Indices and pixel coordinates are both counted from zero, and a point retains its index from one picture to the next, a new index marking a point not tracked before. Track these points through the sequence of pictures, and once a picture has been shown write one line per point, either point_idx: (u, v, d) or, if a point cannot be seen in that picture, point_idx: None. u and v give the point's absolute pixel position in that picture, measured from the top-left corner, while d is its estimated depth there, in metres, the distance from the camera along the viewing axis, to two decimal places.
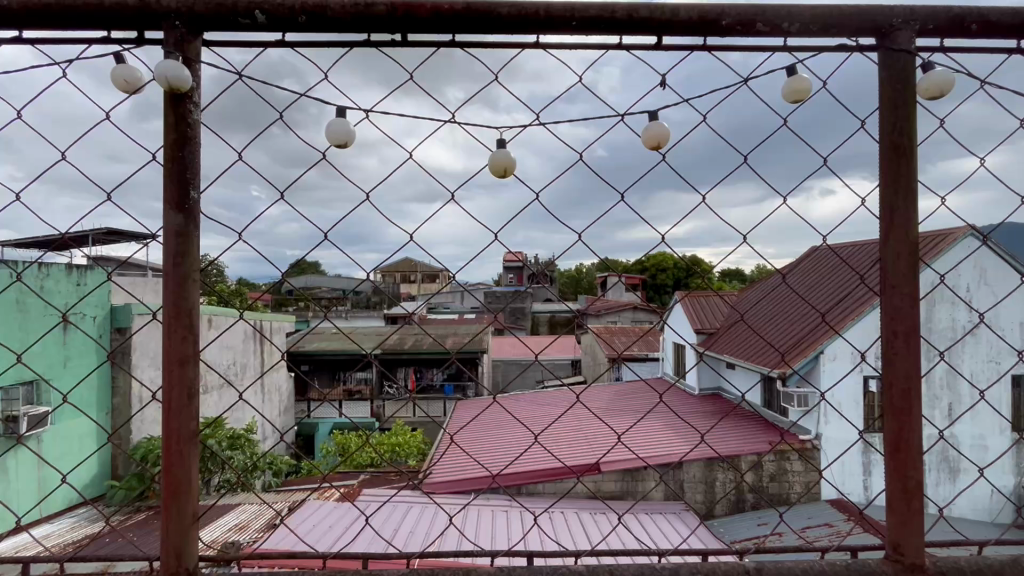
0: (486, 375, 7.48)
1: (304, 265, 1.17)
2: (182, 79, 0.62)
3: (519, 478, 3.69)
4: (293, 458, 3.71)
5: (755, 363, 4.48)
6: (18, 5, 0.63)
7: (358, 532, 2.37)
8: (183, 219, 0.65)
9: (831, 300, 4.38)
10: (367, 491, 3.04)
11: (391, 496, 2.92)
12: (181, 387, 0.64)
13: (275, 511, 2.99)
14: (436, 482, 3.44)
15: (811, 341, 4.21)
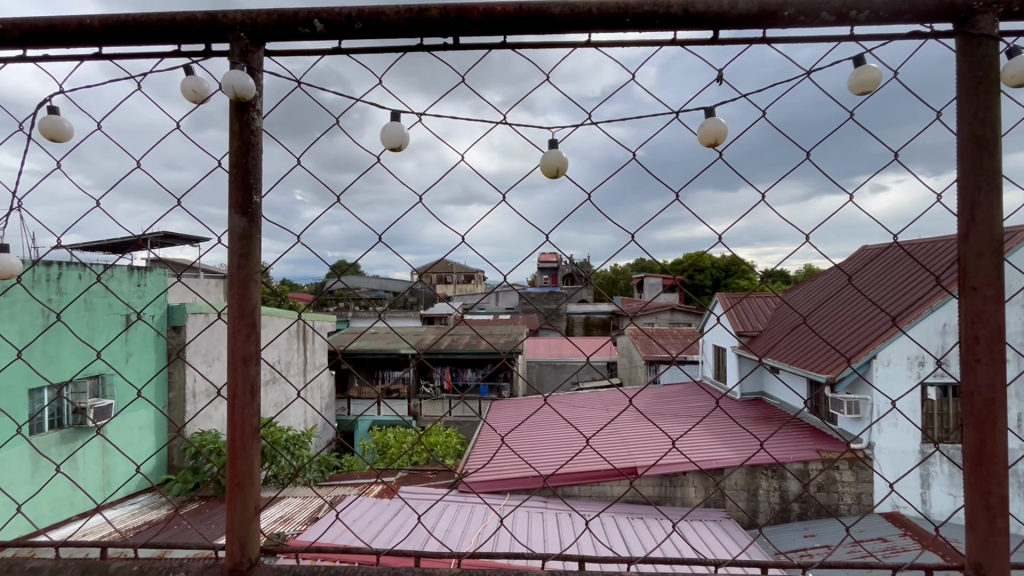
0: (521, 376, 7.47)
1: (345, 265, 1.18)
2: (246, 87, 0.64)
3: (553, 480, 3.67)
4: (335, 455, 3.81)
5: (803, 366, 4.33)
6: (98, 23, 0.67)
7: (396, 527, 2.41)
8: (246, 223, 0.67)
9: (893, 298, 4.25)
10: (408, 488, 3.10)
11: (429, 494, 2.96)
12: (244, 384, 0.66)
13: (319, 504, 3.10)
14: (484, 480, 3.47)
15: (874, 337, 4.06)
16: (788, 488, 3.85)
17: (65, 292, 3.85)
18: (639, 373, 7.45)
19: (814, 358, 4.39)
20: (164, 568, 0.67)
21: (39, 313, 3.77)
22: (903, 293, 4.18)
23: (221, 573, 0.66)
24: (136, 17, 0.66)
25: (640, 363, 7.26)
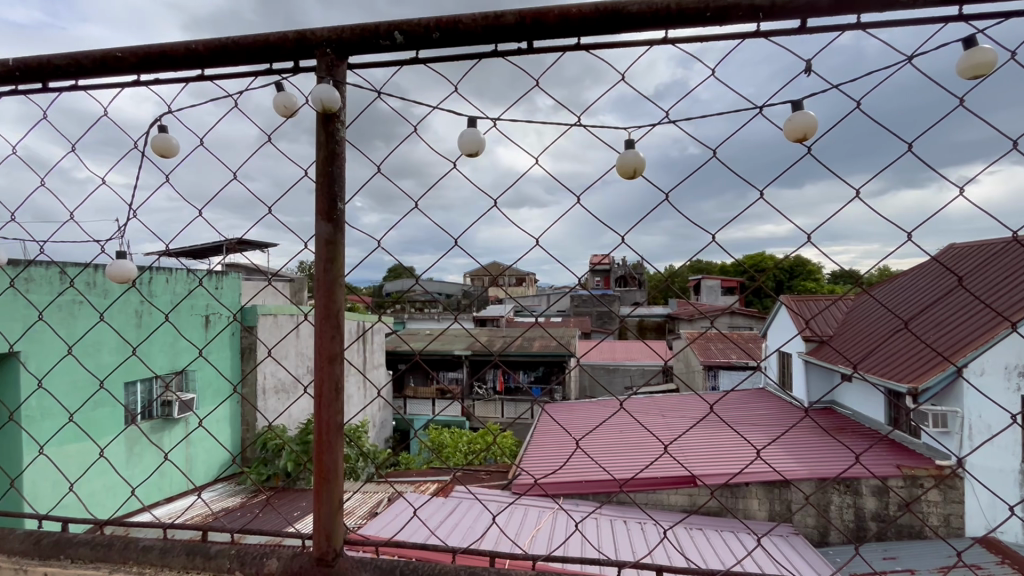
0: (573, 379, 7.42)
1: (401, 269, 1.22)
2: (332, 99, 0.67)
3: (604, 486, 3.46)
4: (395, 452, 3.97)
5: (896, 370, 3.95)
6: (202, 47, 0.73)
7: (450, 523, 2.48)
8: (331, 228, 0.70)
9: (998, 294, 3.86)
10: (464, 489, 3.18)
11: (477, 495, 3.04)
12: (329, 383, 0.69)
13: (379, 499, 3.23)
14: (554, 482, 3.46)
15: (978, 335, 3.68)
16: (864, 505, 3.59)
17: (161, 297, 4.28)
18: (697, 379, 7.20)
19: (903, 366, 3.99)
20: (256, 556, 0.71)
21: (141, 317, 4.23)
22: (1010, 288, 3.80)
23: (309, 562, 0.70)
24: (236, 39, 0.72)
25: (697, 368, 7.02)
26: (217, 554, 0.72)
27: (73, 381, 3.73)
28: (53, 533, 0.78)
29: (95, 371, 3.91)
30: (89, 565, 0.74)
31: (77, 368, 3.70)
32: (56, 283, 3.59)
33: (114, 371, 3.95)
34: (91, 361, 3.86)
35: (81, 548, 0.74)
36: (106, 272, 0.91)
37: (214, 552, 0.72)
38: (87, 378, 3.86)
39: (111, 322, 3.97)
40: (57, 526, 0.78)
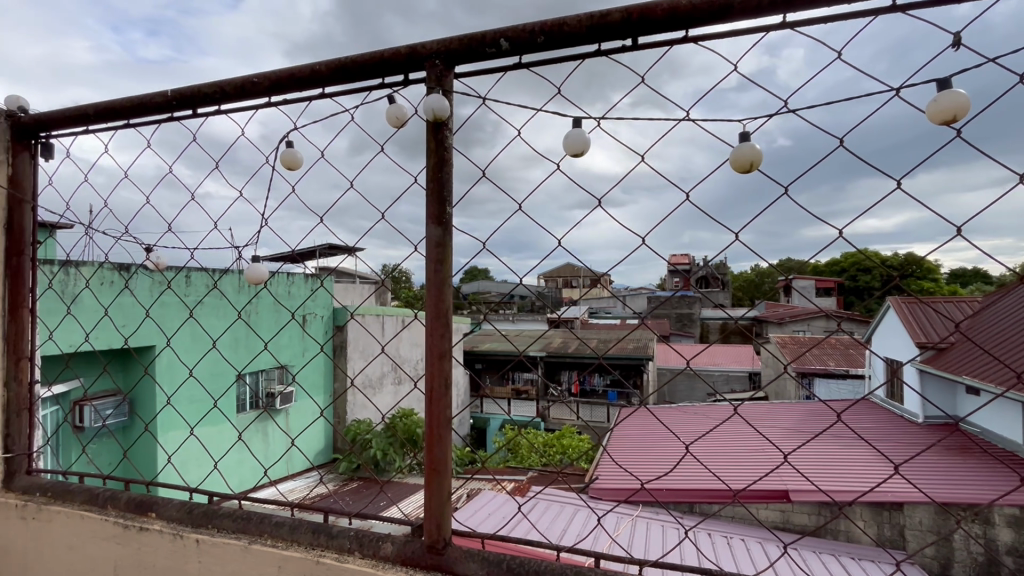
0: (651, 384, 7.18)
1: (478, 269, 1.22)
2: (443, 107, 0.70)
3: (686, 496, 3.26)
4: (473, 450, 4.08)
5: None
6: (325, 67, 0.79)
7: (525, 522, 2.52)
8: (441, 231, 0.73)
9: None
10: (539, 489, 3.22)
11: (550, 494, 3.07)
12: (440, 379, 0.72)
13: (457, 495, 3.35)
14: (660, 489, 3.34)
15: None
16: (997, 536, 3.14)
17: (275, 297, 4.80)
18: (789, 387, 6.68)
19: None
20: (373, 539, 0.76)
21: (267, 315, 4.81)
22: None
23: (421, 549, 0.73)
24: (354, 57, 0.77)
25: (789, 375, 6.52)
26: (338, 534, 0.77)
27: (212, 370, 4.37)
28: (202, 505, 0.88)
29: (230, 361, 4.55)
30: (233, 536, 0.83)
31: (216, 360, 4.32)
32: (199, 286, 4.20)
33: (244, 362, 4.55)
34: (227, 353, 4.50)
35: (226, 519, 0.84)
36: (244, 274, 1.02)
37: (335, 532, 0.78)
38: (222, 367, 4.50)
39: (243, 319, 4.57)
40: (206, 498, 0.88)
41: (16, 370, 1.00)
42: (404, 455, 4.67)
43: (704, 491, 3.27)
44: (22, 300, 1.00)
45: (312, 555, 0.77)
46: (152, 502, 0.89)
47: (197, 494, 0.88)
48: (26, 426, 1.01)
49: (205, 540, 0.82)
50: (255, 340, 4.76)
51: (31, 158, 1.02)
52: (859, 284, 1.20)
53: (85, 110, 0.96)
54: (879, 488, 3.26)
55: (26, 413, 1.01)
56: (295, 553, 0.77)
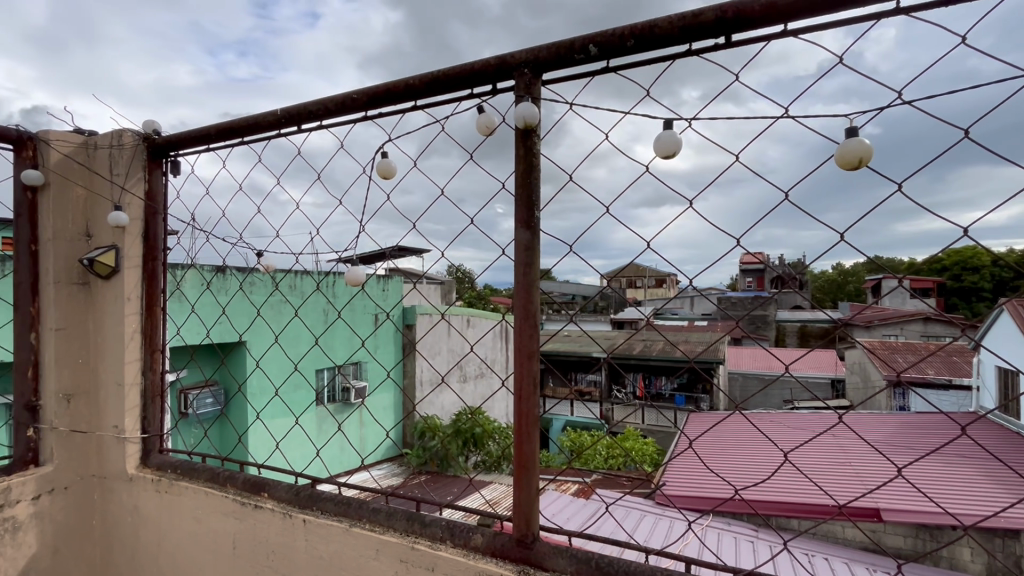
0: (723, 388, 6.88)
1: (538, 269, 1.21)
2: (533, 115, 0.72)
3: (771, 508, 3.07)
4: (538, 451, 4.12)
5: None
6: (418, 81, 0.84)
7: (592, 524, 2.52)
8: (529, 234, 0.75)
9: None
10: (602, 493, 3.18)
11: (619, 500, 3.04)
12: (528, 378, 0.74)
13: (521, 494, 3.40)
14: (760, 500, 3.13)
15: None
16: None
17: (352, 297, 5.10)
18: (879, 396, 6.15)
19: None
20: (464, 529, 0.80)
21: (361, 313, 5.18)
22: None
23: (509, 542, 0.76)
24: (446, 70, 0.81)
25: (880, 384, 6.00)
26: (431, 522, 0.82)
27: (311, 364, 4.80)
28: (307, 488, 0.96)
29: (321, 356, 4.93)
30: (335, 518, 0.89)
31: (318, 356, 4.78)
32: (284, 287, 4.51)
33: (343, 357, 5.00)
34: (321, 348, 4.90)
35: (329, 502, 0.91)
36: (345, 276, 1.12)
37: (428, 521, 0.82)
38: (314, 361, 4.90)
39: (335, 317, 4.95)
40: (310, 482, 0.96)
41: (151, 360, 1.13)
42: (467, 452, 4.81)
43: (800, 504, 3.02)
44: (155, 299, 1.13)
45: (407, 540, 0.81)
46: (264, 483, 0.98)
47: (304, 477, 0.96)
48: (159, 411, 1.15)
49: (311, 520, 0.90)
50: (343, 337, 5.12)
51: (163, 174, 1.15)
52: (965, 285, 1.10)
53: (209, 131, 1.07)
54: (993, 512, 2.92)
55: (158, 399, 1.14)
56: (391, 538, 0.83)
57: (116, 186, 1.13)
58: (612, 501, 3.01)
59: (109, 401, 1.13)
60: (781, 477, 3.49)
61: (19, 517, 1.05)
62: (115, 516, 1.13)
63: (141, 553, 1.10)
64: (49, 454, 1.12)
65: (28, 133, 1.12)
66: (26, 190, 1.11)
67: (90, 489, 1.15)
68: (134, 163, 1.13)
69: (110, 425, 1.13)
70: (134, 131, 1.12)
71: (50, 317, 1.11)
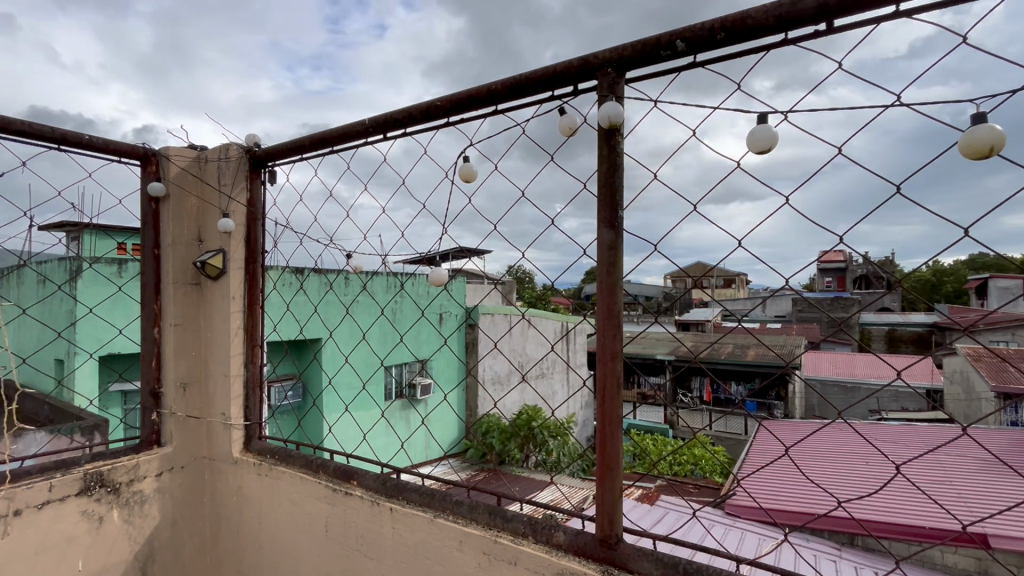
0: (798, 396, 6.46)
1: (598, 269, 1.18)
2: (618, 114, 0.72)
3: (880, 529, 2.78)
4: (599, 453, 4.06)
5: None
6: (500, 85, 0.86)
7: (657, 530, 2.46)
8: (612, 233, 0.75)
9: None
10: (666, 499, 3.10)
11: (686, 508, 2.93)
12: (611, 378, 0.74)
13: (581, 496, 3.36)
14: (870, 519, 2.82)
15: None
16: None
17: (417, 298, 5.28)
18: (984, 410, 5.53)
19: None
20: (546, 526, 0.81)
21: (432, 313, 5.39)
22: None
23: (593, 542, 0.76)
24: (528, 74, 0.83)
25: (984, 396, 5.39)
26: (513, 517, 0.83)
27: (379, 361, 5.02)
28: (393, 478, 1.01)
29: (388, 353, 5.16)
30: (420, 507, 0.93)
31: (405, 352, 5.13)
32: (354, 287, 4.75)
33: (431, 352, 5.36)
34: (388, 345, 5.12)
35: (413, 493, 0.95)
36: (428, 277, 1.15)
37: (509, 516, 0.84)
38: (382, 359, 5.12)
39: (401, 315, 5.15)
40: (396, 473, 1.00)
41: (252, 354, 1.23)
42: (528, 451, 4.84)
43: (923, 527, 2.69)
44: (256, 298, 1.23)
45: (490, 534, 0.84)
46: (353, 471, 1.05)
47: (390, 467, 1.01)
48: (259, 401, 1.25)
49: (397, 509, 0.94)
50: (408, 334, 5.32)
51: (263, 183, 1.25)
52: None
53: (303, 141, 1.15)
54: None
55: (258, 390, 1.24)
56: (474, 531, 0.85)
57: (224, 195, 1.25)
58: (677, 508, 2.91)
59: (218, 391, 1.24)
60: (885, 495, 3.17)
61: (145, 491, 1.18)
62: (222, 496, 1.24)
63: (244, 530, 1.20)
64: (168, 437, 1.25)
65: (152, 150, 1.25)
66: (151, 201, 1.24)
67: (202, 469, 1.27)
68: (239, 174, 1.24)
69: (219, 413, 1.24)
70: (239, 145, 1.23)
71: (169, 314, 1.24)
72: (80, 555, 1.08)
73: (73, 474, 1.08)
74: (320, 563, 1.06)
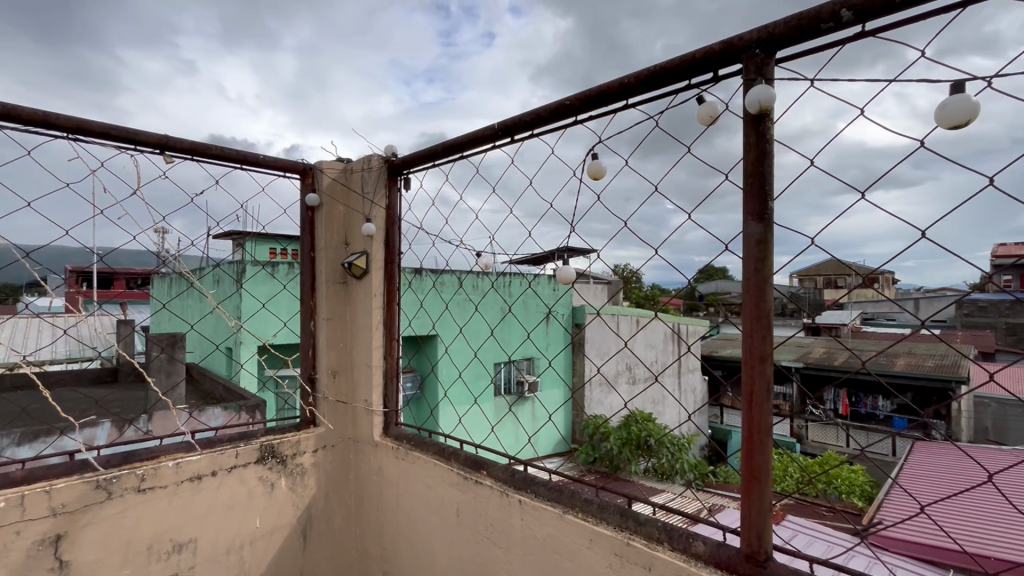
0: (966, 415, 5.48)
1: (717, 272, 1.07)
2: (771, 98, 0.66)
3: None
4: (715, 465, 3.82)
5: None
6: (633, 78, 0.84)
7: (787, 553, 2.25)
8: (761, 227, 0.70)
9: None
10: (794, 517, 2.83)
11: (822, 532, 2.64)
12: (761, 382, 0.68)
13: (696, 506, 3.19)
14: None
15: None
16: None
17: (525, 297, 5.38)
18: None
19: None
20: (682, 534, 0.77)
21: (532, 311, 5.47)
22: None
23: (737, 556, 0.71)
24: (664, 64, 0.80)
25: None
26: (646, 521, 0.81)
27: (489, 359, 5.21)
28: (520, 471, 1.03)
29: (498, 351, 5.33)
30: (549, 502, 0.94)
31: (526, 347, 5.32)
32: (467, 286, 4.98)
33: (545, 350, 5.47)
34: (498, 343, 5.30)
35: (542, 487, 0.97)
36: (556, 275, 1.12)
37: (643, 520, 0.82)
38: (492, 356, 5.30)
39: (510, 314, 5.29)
40: (524, 466, 1.03)
41: (389, 347, 1.34)
42: (637, 457, 4.71)
43: None
44: (393, 296, 1.34)
45: (622, 536, 0.82)
46: (483, 462, 1.09)
47: (518, 461, 1.04)
48: (396, 390, 1.36)
49: (526, 501, 0.97)
50: (516, 333, 5.45)
51: (399, 190, 1.36)
52: None
53: (435, 149, 1.23)
54: None
55: (394, 380, 1.35)
56: (606, 530, 0.84)
57: (368, 202, 1.38)
58: (810, 530, 2.64)
59: (362, 379, 1.37)
60: None
61: (305, 464, 1.35)
62: (365, 475, 1.37)
63: (384, 507, 1.32)
64: (322, 418, 1.41)
65: (309, 165, 1.42)
66: (308, 210, 1.41)
67: (347, 449, 1.41)
68: (379, 182, 1.36)
69: (362, 399, 1.37)
70: (380, 155, 1.35)
71: (322, 310, 1.40)
72: (257, 514, 1.26)
73: (252, 444, 1.27)
74: (452, 545, 1.12)
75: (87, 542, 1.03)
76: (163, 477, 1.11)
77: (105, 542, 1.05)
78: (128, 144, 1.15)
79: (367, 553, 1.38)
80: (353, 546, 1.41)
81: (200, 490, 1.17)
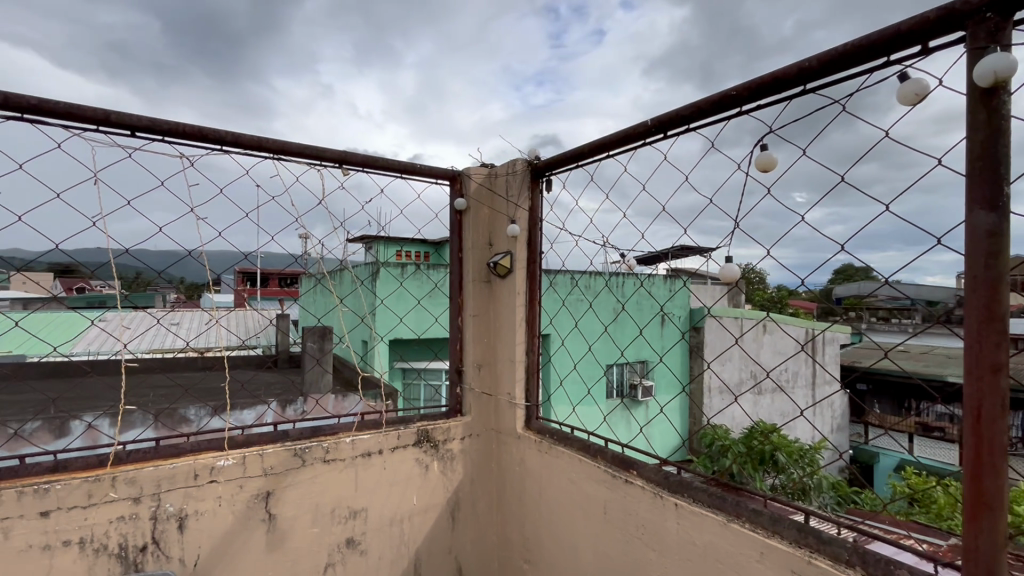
0: None
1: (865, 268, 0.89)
2: (1012, 68, 0.57)
3: None
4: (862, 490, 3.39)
5: None
6: (817, 61, 0.78)
7: None
8: (995, 218, 0.60)
9: None
10: None
11: None
12: (994, 397, 0.59)
13: None
14: None
15: None
16: None
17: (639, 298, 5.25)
18: None
19: None
20: (882, 560, 0.70)
21: (646, 311, 5.32)
22: None
23: None
24: (858, 41, 0.73)
25: None
26: (832, 540, 0.75)
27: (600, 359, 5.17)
28: (674, 474, 1.01)
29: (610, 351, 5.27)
30: (708, 509, 0.91)
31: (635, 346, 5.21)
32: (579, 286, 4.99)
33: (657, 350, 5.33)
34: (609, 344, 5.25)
35: (701, 493, 0.93)
36: (720, 275, 0.99)
37: (827, 538, 0.75)
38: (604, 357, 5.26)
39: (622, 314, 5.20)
40: (678, 470, 1.00)
41: (532, 344, 1.40)
42: (761, 472, 4.29)
43: None
44: (535, 294, 1.39)
45: (803, 554, 0.77)
46: (632, 462, 1.09)
47: (671, 463, 1.01)
48: (537, 385, 1.41)
49: (683, 505, 0.94)
50: (629, 334, 5.34)
51: (541, 192, 1.40)
52: None
53: (582, 150, 1.25)
54: None
55: (535, 375, 1.40)
56: (780, 545, 0.79)
57: (511, 204, 1.44)
58: None
59: (504, 373, 1.44)
60: None
61: (454, 450, 1.45)
62: (508, 465, 1.44)
63: (526, 498, 1.37)
64: (469, 408, 1.50)
65: (457, 171, 1.53)
66: (457, 214, 1.52)
67: (490, 439, 1.49)
68: (522, 185, 1.41)
69: (505, 392, 1.43)
70: (523, 159, 1.41)
71: (469, 307, 1.50)
72: (415, 492, 1.38)
73: (410, 428, 1.39)
74: (599, 541, 1.13)
75: (287, 500, 1.20)
76: (343, 451, 1.27)
77: (303, 502, 1.22)
78: (316, 161, 1.33)
79: (508, 539, 1.44)
80: (495, 530, 1.49)
81: (370, 465, 1.31)
